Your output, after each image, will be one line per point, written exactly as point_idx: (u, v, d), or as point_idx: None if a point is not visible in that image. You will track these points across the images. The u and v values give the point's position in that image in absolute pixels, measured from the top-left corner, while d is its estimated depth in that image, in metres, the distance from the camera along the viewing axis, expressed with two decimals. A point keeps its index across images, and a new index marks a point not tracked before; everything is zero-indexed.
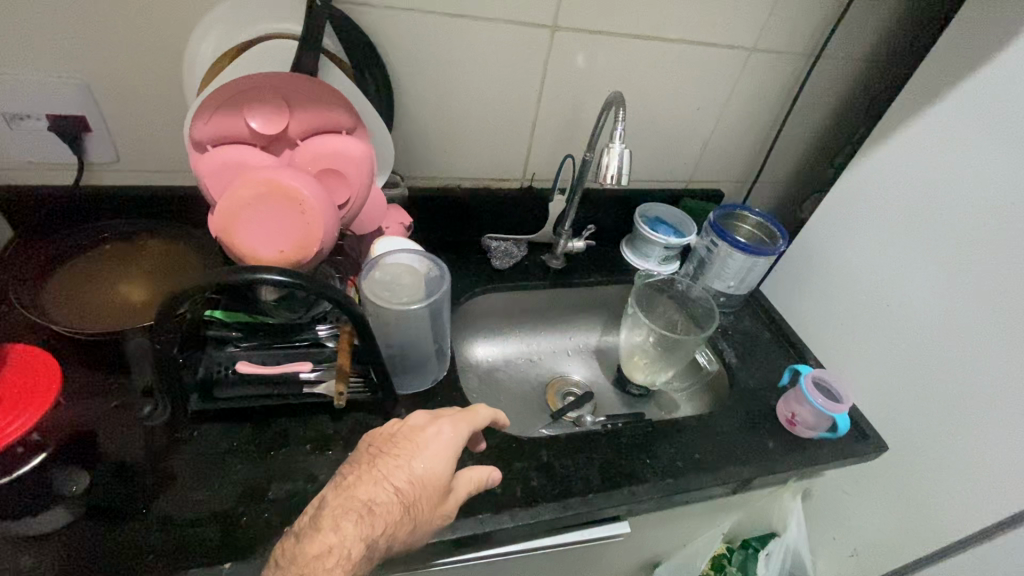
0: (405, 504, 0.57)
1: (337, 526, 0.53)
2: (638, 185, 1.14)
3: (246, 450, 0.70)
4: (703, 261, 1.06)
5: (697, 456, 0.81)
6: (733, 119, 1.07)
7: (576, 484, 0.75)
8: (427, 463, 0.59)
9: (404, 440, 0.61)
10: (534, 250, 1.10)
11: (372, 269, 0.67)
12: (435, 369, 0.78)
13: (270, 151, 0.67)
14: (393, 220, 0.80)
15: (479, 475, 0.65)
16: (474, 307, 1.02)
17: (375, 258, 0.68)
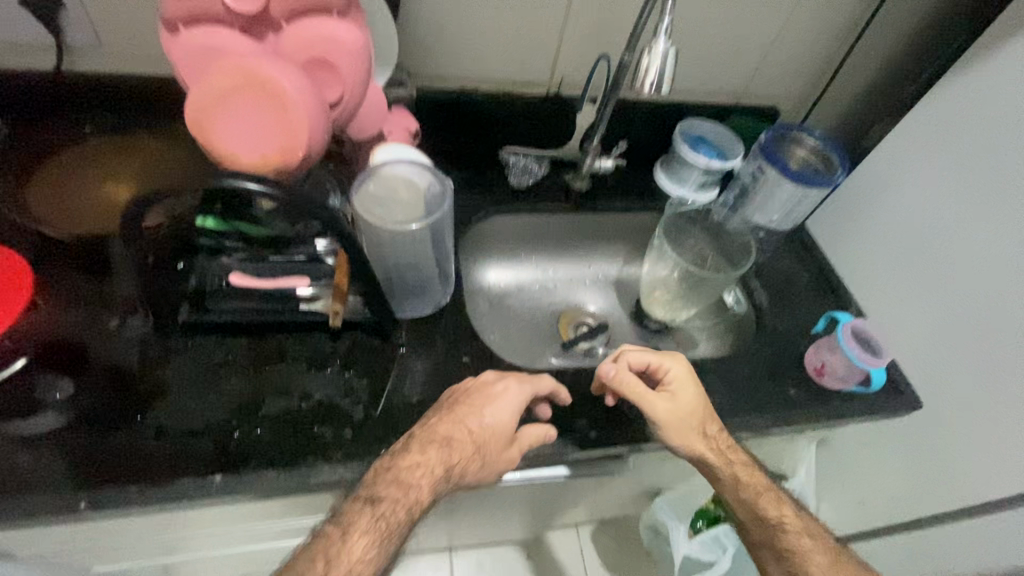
0: (478, 443, 0.63)
1: (422, 450, 0.61)
2: (681, 98, 1.00)
3: (241, 364, 0.67)
4: (745, 188, 0.95)
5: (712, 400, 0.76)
6: (803, 19, 0.90)
7: (579, 421, 0.72)
8: (496, 414, 0.64)
9: (479, 391, 0.66)
10: (557, 167, 1.00)
11: (367, 181, 0.59)
12: (438, 294, 0.75)
13: (251, 35, 0.57)
14: (397, 125, 0.72)
15: (540, 433, 0.67)
16: (488, 228, 0.95)
17: (372, 166, 0.59)
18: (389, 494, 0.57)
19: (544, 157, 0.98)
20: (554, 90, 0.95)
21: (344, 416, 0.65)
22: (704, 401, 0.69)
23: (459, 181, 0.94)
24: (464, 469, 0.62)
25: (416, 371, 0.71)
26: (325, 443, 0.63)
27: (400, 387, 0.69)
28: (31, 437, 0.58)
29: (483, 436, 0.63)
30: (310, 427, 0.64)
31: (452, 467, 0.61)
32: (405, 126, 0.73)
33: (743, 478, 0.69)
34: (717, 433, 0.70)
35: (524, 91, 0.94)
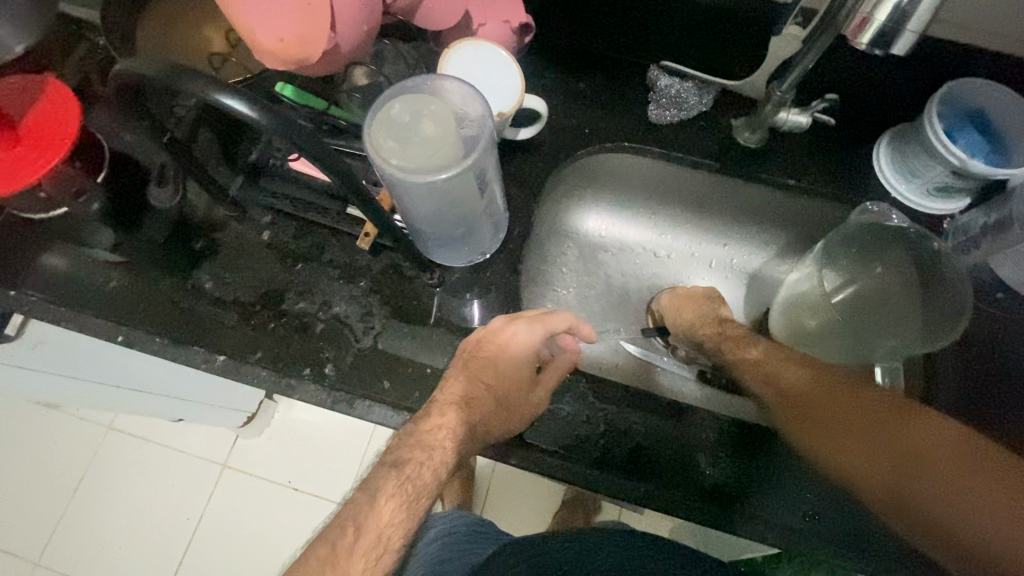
0: (497, 402, 0.59)
1: (440, 410, 0.55)
2: (972, 40, 0.61)
3: (281, 250, 0.66)
4: (1006, 220, 0.60)
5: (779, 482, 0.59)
6: None
7: (622, 464, 0.59)
8: (509, 367, 0.61)
9: (494, 346, 0.61)
10: (724, 105, 0.72)
11: (388, 100, 0.45)
12: (480, 250, 0.66)
13: None
14: (495, 12, 0.56)
15: (559, 372, 0.63)
16: (601, 166, 0.75)
17: (408, 82, 0.46)
18: (414, 457, 0.53)
19: (710, 88, 0.71)
20: None
21: (351, 340, 0.62)
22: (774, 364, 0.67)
23: (584, 97, 0.73)
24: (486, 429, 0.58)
25: (440, 321, 0.64)
26: (324, 361, 0.61)
27: (416, 331, 0.63)
28: (104, 263, 0.64)
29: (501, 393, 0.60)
30: (316, 342, 0.62)
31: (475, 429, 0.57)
32: (502, 18, 0.56)
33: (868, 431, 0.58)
34: (798, 397, 0.62)
35: None
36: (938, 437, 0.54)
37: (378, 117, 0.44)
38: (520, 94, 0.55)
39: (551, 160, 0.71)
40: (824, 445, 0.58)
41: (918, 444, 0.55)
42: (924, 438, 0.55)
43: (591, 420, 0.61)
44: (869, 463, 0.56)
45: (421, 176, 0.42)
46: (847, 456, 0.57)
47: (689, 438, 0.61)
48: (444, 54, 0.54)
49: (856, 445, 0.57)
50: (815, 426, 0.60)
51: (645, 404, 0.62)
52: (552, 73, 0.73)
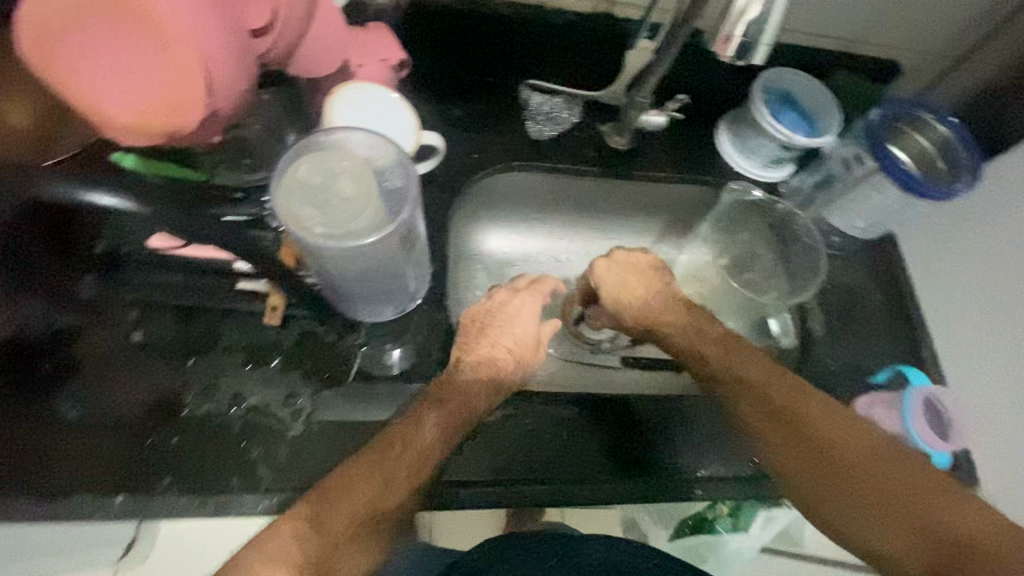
0: (514, 355, 0.63)
1: (467, 370, 0.59)
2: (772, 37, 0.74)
3: (163, 347, 0.56)
4: (830, 177, 0.74)
5: (699, 443, 0.64)
6: None
7: (564, 470, 0.60)
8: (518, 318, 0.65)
9: (500, 313, 0.65)
10: (593, 113, 0.77)
11: (293, 161, 0.40)
12: (407, 296, 0.61)
13: None
14: (371, 53, 0.53)
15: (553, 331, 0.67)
16: (495, 186, 0.76)
17: (311, 138, 0.41)
18: (456, 397, 0.56)
19: (578, 100, 0.76)
20: (604, 8, 0.69)
21: (281, 429, 0.55)
22: (726, 356, 0.63)
23: (465, 122, 0.73)
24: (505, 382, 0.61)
25: (377, 380, 0.59)
26: (251, 462, 0.53)
27: (352, 397, 0.58)
28: None
29: (517, 345, 0.63)
30: (238, 444, 0.54)
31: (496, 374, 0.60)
32: (380, 57, 0.54)
33: (821, 441, 0.56)
34: (753, 403, 0.60)
35: (562, 6, 0.69)
36: (891, 453, 0.54)
37: (285, 182, 0.39)
38: (416, 132, 0.54)
39: (449, 190, 0.70)
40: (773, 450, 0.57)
41: (874, 467, 0.53)
42: (883, 467, 0.53)
43: (528, 434, 0.61)
44: (812, 472, 0.55)
45: (346, 242, 0.38)
46: (791, 461, 0.56)
47: (599, 434, 0.62)
48: (327, 103, 0.51)
49: (803, 455, 0.56)
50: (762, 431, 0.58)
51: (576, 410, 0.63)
52: (428, 103, 0.73)
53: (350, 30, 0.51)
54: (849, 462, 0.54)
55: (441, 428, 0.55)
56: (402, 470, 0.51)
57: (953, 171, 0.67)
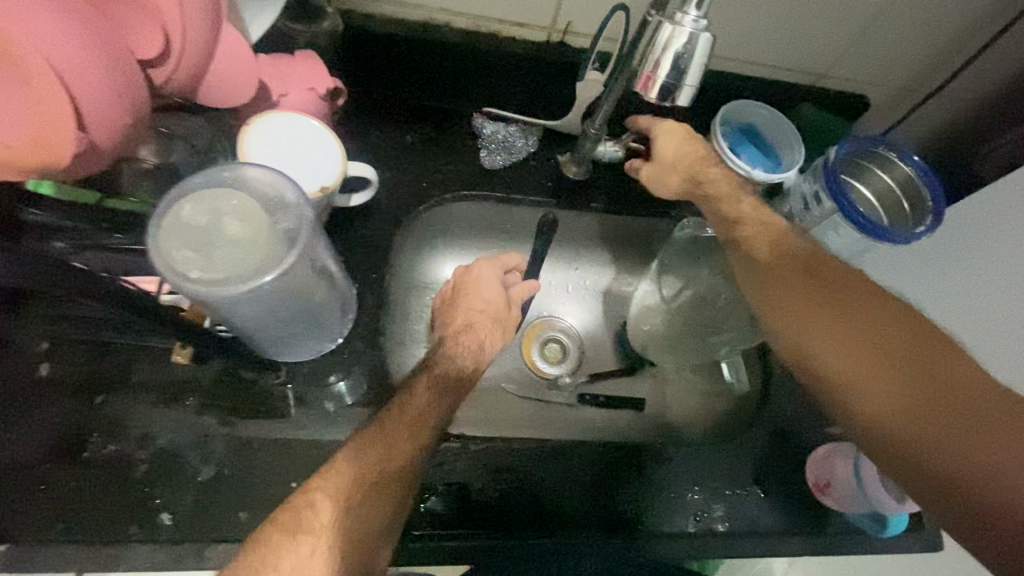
0: (496, 319, 0.67)
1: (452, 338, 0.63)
2: (734, 68, 0.72)
3: (72, 385, 0.53)
4: (791, 214, 0.69)
5: (671, 492, 0.61)
6: None
7: (538, 519, 0.58)
8: (488, 290, 0.67)
9: (464, 279, 0.68)
10: (550, 142, 0.74)
11: (176, 200, 0.38)
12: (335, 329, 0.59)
13: None
14: (297, 81, 0.52)
15: (523, 290, 0.70)
16: (447, 215, 0.73)
17: (201, 175, 0.39)
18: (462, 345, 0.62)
19: (534, 129, 0.73)
20: (558, 38, 0.68)
21: (187, 474, 0.52)
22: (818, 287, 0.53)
23: (416, 148, 0.70)
24: (489, 342, 0.66)
25: (298, 422, 0.56)
26: (154, 510, 0.50)
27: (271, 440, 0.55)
28: None
29: (498, 311, 0.67)
30: (140, 489, 0.51)
31: (481, 339, 0.65)
32: (307, 85, 0.52)
33: (901, 354, 0.46)
34: (805, 305, 0.52)
35: (516, 34, 0.67)
36: (966, 369, 0.44)
37: (164, 222, 0.37)
38: (339, 164, 0.51)
39: (393, 219, 0.67)
40: (827, 352, 0.49)
41: (922, 356, 0.45)
42: (939, 369, 0.44)
43: (491, 484, 0.59)
44: (866, 363, 0.47)
45: (223, 290, 0.36)
46: (852, 364, 0.48)
47: (562, 473, 0.60)
48: (243, 132, 0.49)
49: (874, 360, 0.47)
50: (828, 328, 0.50)
51: (537, 454, 0.61)
52: (379, 126, 0.69)
53: (270, 61, 0.50)
54: (915, 361, 0.45)
55: (432, 394, 0.56)
56: (402, 430, 0.51)
57: (915, 215, 0.65)
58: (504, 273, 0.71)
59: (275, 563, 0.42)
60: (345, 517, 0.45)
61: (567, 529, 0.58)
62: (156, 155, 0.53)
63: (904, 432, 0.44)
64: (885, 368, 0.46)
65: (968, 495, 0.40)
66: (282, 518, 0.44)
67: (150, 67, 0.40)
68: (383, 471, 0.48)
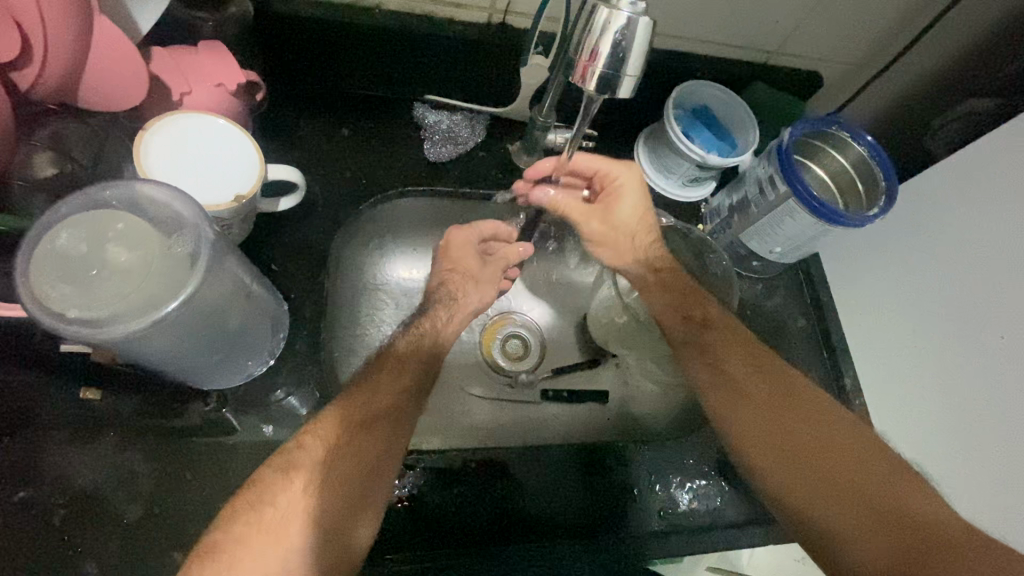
0: (472, 275, 0.64)
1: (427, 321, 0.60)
2: (686, 47, 0.69)
3: None
4: (746, 199, 0.67)
5: (639, 495, 0.60)
6: None
7: (507, 530, 0.56)
8: (463, 256, 0.63)
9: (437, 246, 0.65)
10: (498, 130, 0.70)
11: (52, 229, 0.35)
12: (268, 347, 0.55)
13: None
14: (203, 77, 0.47)
15: (514, 249, 0.66)
16: (391, 213, 0.68)
17: (80, 196, 0.36)
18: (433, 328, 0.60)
19: (481, 118, 0.69)
20: (499, 19, 0.62)
21: (112, 515, 0.47)
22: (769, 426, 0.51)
23: (354, 142, 0.65)
24: (468, 293, 0.63)
25: (234, 449, 0.51)
26: (74, 560, 0.45)
27: (206, 471, 0.50)
28: None
29: (472, 269, 0.64)
30: (58, 537, 0.46)
31: (456, 294, 0.62)
32: (213, 81, 0.47)
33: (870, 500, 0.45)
34: (759, 413, 0.52)
35: (454, 16, 0.62)
36: (918, 501, 0.45)
37: (40, 253, 0.34)
38: (259, 170, 0.46)
39: (332, 221, 0.62)
40: (785, 474, 0.49)
41: (872, 482, 0.46)
42: (899, 497, 0.45)
43: (452, 501, 0.56)
44: (823, 491, 0.47)
45: (109, 327, 0.32)
46: (810, 490, 0.47)
47: (526, 481, 0.59)
48: (141, 139, 0.44)
49: (827, 485, 0.47)
50: (780, 447, 0.50)
51: (498, 463, 0.59)
52: (311, 120, 0.64)
53: (175, 56, 0.47)
54: (875, 499, 0.45)
55: (412, 342, 0.55)
56: (387, 397, 0.50)
57: (869, 197, 0.64)
58: (480, 243, 0.66)
59: (270, 499, 0.42)
60: (339, 449, 0.45)
61: (537, 535, 0.57)
62: (49, 163, 0.45)
63: (865, 563, 0.43)
64: (842, 491, 0.46)
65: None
66: (276, 459, 0.44)
67: (11, 70, 0.35)
68: (368, 410, 0.48)
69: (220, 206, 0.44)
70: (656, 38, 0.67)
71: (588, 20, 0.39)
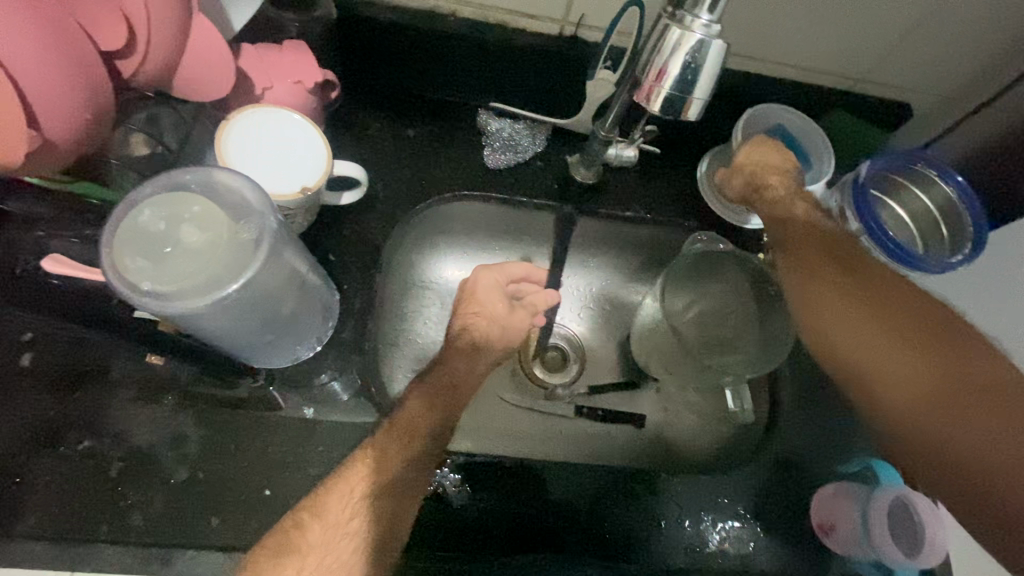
0: (498, 321, 0.62)
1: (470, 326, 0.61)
2: (762, 69, 0.66)
3: (49, 375, 0.52)
4: None
5: (667, 528, 0.58)
6: None
7: (530, 545, 0.56)
8: (489, 299, 0.62)
9: (464, 286, 0.63)
10: (558, 141, 0.70)
11: (136, 206, 0.38)
12: (316, 335, 0.57)
13: None
14: (285, 73, 0.50)
15: (544, 298, 0.65)
16: (447, 214, 0.69)
17: (162, 178, 0.39)
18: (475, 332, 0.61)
19: (543, 128, 0.68)
20: (570, 31, 0.62)
21: (161, 475, 0.50)
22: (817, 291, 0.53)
23: (417, 143, 0.67)
24: (490, 339, 0.61)
25: (275, 427, 0.54)
26: (125, 513, 0.49)
27: (248, 445, 0.53)
28: None
29: (499, 315, 0.62)
30: (112, 489, 0.49)
31: (477, 341, 0.60)
32: (292, 78, 0.50)
33: (926, 346, 0.47)
34: (828, 295, 0.53)
35: (525, 26, 0.63)
36: (966, 361, 0.45)
37: (123, 227, 0.37)
38: (327, 162, 0.48)
39: (387, 218, 0.64)
40: (838, 334, 0.51)
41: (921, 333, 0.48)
42: (946, 358, 0.46)
43: (478, 508, 0.57)
44: (869, 348, 0.49)
45: (174, 301, 0.35)
46: (878, 357, 0.49)
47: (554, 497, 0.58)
48: (223, 128, 0.47)
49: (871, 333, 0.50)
50: (832, 313, 0.52)
51: (528, 476, 0.59)
52: (379, 119, 0.67)
53: (263, 51, 0.50)
54: (916, 350, 0.47)
55: (426, 403, 0.54)
56: None
57: (954, 241, 0.59)
58: (511, 283, 0.64)
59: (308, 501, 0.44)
60: (335, 529, 0.45)
61: (559, 553, 0.56)
62: (142, 143, 0.50)
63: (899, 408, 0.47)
64: (924, 363, 0.46)
65: (977, 485, 0.42)
66: (269, 542, 0.45)
67: (116, 59, 0.39)
68: (375, 484, 0.48)
69: (286, 196, 0.46)
70: (731, 58, 0.65)
71: (658, 40, 0.39)
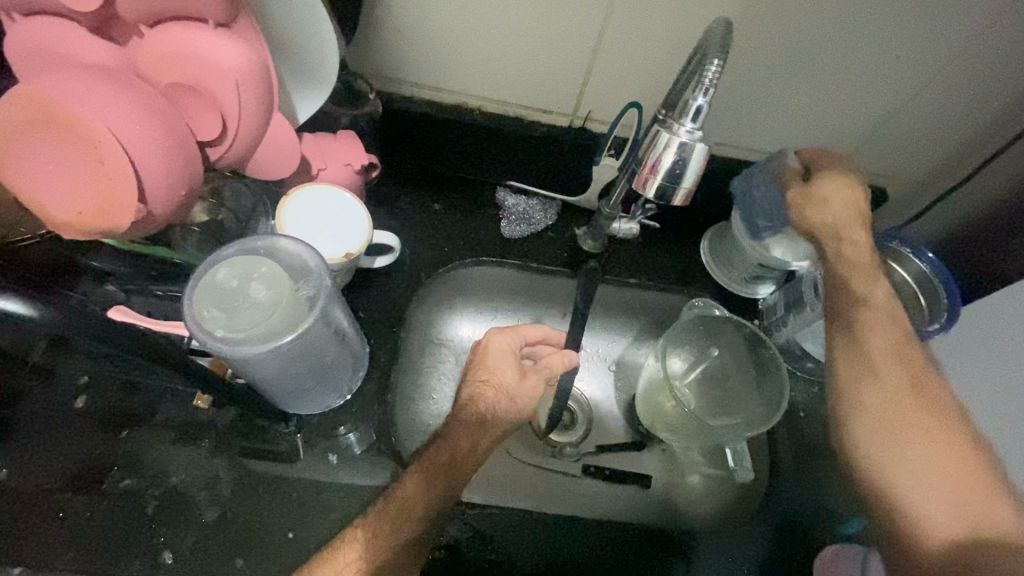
0: (505, 390, 0.61)
1: None
2: (749, 156, 0.75)
3: (101, 416, 0.57)
4: (801, 300, 0.69)
5: None
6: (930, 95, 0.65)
7: None
8: (501, 367, 0.62)
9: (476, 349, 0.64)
10: (568, 214, 0.78)
11: (214, 266, 0.44)
12: (346, 384, 0.62)
13: (103, 44, 0.42)
14: (335, 157, 0.59)
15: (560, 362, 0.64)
16: (467, 278, 0.76)
17: (238, 243, 0.46)
18: None
19: (555, 203, 0.77)
20: (579, 123, 0.72)
21: (192, 514, 0.54)
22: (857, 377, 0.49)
23: (442, 215, 0.75)
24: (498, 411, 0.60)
25: (299, 472, 0.58)
26: (156, 550, 0.52)
27: (274, 489, 0.56)
28: None
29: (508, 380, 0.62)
30: (146, 528, 0.53)
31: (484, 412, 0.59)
32: (342, 161, 0.59)
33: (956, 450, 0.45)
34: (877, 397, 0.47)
35: (540, 119, 0.72)
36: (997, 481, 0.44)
37: (202, 283, 0.43)
38: (367, 231, 0.55)
39: (412, 281, 0.71)
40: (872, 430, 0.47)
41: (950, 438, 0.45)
42: (972, 464, 0.45)
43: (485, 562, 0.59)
44: (898, 445, 0.46)
45: (241, 348, 0.41)
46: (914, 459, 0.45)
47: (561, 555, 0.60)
48: (282, 202, 0.55)
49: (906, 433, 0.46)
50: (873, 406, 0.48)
51: (534, 532, 0.61)
52: (409, 193, 0.76)
53: (319, 138, 0.59)
54: (945, 457, 0.45)
55: (430, 470, 0.55)
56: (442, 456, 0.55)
57: (930, 308, 0.65)
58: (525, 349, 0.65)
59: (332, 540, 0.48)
60: None
61: None
62: (205, 212, 0.57)
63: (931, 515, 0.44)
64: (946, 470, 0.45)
65: None
66: None
67: (208, 147, 0.47)
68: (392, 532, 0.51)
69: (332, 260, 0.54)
70: (721, 148, 0.74)
71: (654, 139, 0.47)
